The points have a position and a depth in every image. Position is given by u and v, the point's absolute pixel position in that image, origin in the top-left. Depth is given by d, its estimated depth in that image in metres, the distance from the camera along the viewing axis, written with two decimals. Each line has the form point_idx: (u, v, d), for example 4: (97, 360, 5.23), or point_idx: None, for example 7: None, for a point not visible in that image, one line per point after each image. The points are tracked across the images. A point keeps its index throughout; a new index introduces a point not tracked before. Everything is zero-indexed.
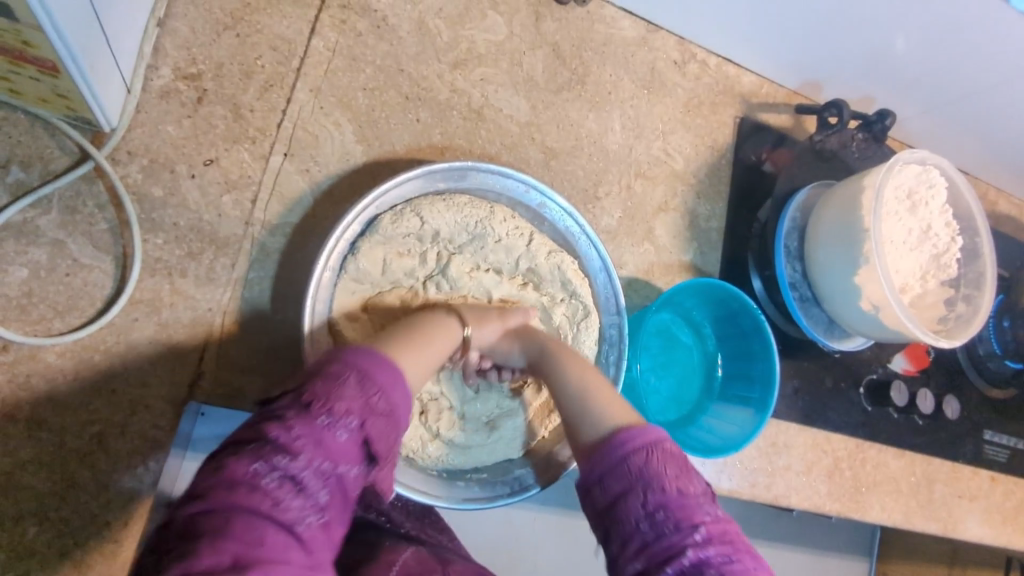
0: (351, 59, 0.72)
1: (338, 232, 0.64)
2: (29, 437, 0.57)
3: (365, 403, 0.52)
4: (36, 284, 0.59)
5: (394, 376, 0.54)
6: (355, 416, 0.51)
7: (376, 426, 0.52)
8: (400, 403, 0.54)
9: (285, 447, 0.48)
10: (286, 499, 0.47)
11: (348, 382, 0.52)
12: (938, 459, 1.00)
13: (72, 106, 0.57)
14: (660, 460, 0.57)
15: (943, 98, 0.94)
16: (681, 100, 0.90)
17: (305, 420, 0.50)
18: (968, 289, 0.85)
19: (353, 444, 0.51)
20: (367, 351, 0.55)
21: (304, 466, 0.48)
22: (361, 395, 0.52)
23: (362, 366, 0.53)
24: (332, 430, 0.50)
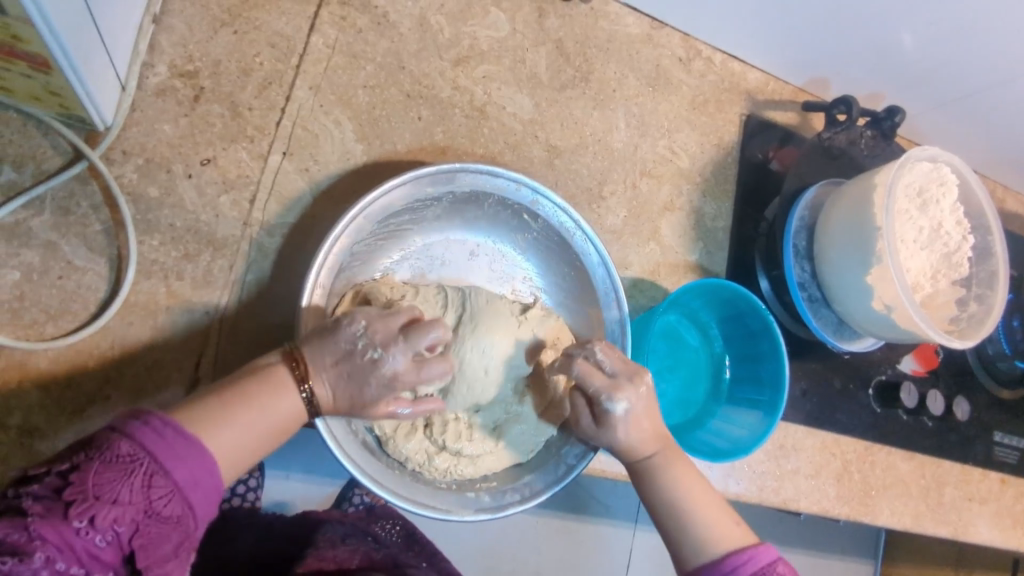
0: (352, 57, 0.71)
1: (328, 246, 0.61)
2: (21, 446, 0.56)
3: (142, 510, 0.46)
4: (29, 287, 0.57)
5: (197, 470, 0.48)
6: (124, 522, 0.45)
7: (150, 535, 0.46)
8: (197, 502, 0.48)
9: (27, 547, 0.42)
10: None
11: (132, 479, 0.46)
12: (949, 462, 0.99)
13: (65, 104, 0.56)
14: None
15: (951, 95, 0.93)
16: (686, 97, 0.89)
17: (56, 520, 0.44)
18: (980, 289, 0.83)
19: (111, 547, 0.45)
20: (177, 433, 0.48)
21: (45, 571, 0.43)
22: (142, 496, 0.46)
23: (158, 453, 0.47)
24: (88, 536, 0.44)
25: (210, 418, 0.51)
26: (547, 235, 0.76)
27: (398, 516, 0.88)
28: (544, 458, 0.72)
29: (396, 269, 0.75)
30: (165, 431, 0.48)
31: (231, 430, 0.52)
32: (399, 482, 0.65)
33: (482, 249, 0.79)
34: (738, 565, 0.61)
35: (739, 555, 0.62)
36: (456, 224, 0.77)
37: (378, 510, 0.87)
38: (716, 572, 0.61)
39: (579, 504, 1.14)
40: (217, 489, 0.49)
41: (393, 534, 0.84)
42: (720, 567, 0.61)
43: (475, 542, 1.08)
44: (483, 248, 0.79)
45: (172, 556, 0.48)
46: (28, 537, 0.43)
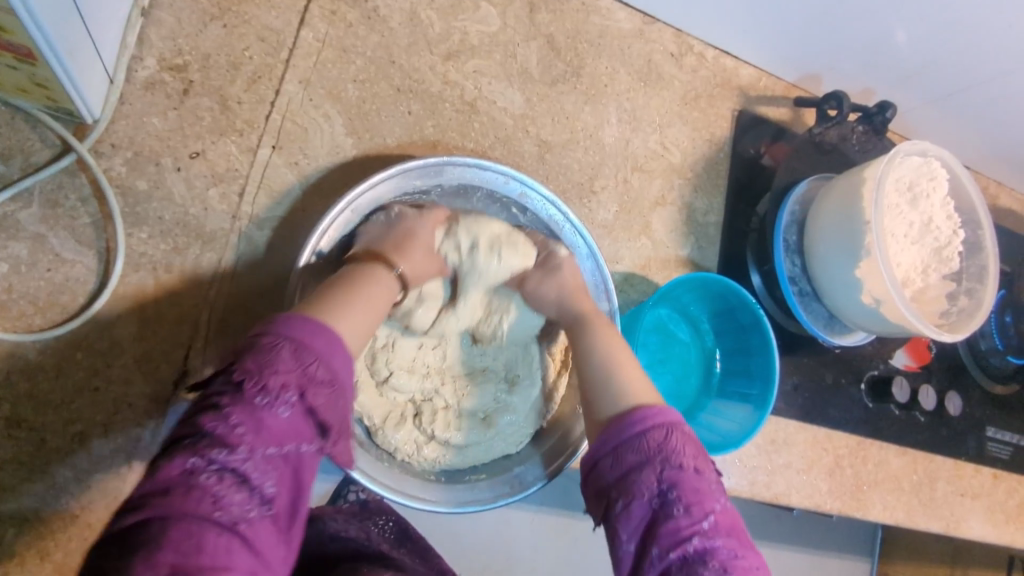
0: (341, 51, 0.71)
1: (314, 239, 0.61)
2: (9, 437, 0.56)
3: (301, 376, 0.50)
4: (16, 279, 0.57)
5: (334, 343, 0.53)
6: (294, 391, 0.50)
7: (317, 399, 0.51)
8: (341, 368, 0.53)
9: (231, 434, 0.47)
10: (228, 495, 0.45)
11: (281, 353, 0.50)
12: (941, 457, 0.99)
13: (52, 96, 0.56)
14: (679, 440, 0.57)
15: (942, 91, 0.93)
16: (678, 92, 0.89)
17: (242, 402, 0.48)
18: (969, 283, 0.84)
19: (294, 420, 0.50)
20: (305, 319, 0.53)
21: (249, 459, 0.47)
22: (297, 365, 0.50)
23: (299, 334, 0.51)
24: (271, 410, 0.49)
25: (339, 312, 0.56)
26: (535, 230, 0.75)
27: (392, 511, 0.85)
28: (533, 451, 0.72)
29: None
30: (297, 319, 0.53)
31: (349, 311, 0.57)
32: (387, 475, 0.65)
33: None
34: (642, 419, 0.58)
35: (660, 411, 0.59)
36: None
37: (371, 505, 0.85)
38: (619, 426, 0.59)
39: (573, 503, 1.14)
40: (353, 360, 0.55)
41: (388, 531, 0.82)
42: (628, 419, 0.58)
43: (470, 542, 1.08)
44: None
45: (335, 422, 0.54)
46: (227, 426, 0.47)
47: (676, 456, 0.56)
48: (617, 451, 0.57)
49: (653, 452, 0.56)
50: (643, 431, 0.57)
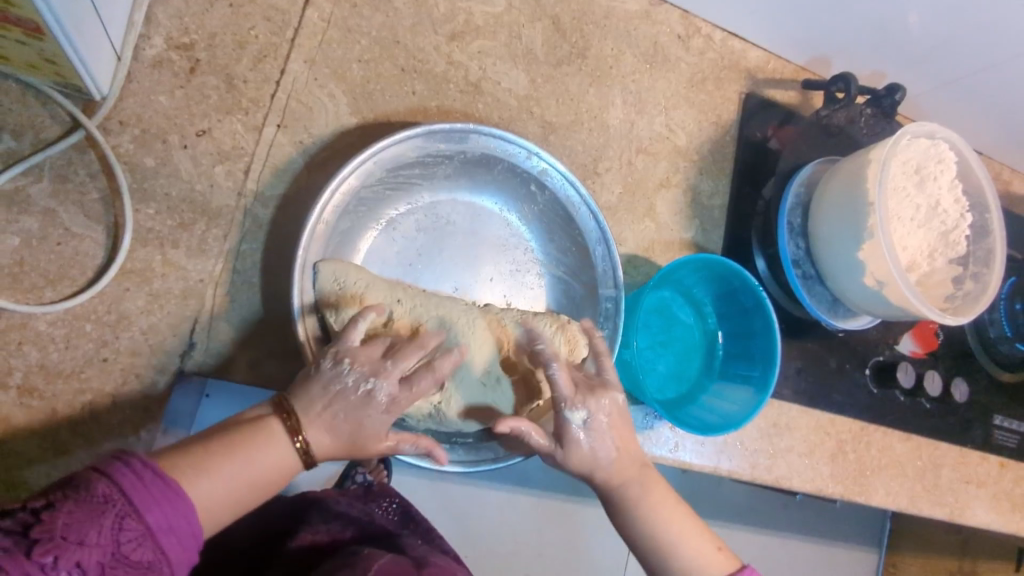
0: (346, 31, 0.71)
1: (333, 185, 0.64)
2: (22, 406, 0.58)
3: (110, 552, 0.45)
4: (28, 252, 0.59)
5: (174, 517, 0.47)
6: (97, 554, 0.45)
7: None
8: (171, 545, 0.47)
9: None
10: None
11: (107, 519, 0.45)
12: (946, 444, 0.98)
13: (61, 72, 0.57)
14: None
15: (955, 74, 0.92)
16: (685, 75, 0.88)
17: (23, 553, 0.42)
18: (976, 268, 0.83)
19: None
20: (156, 478, 0.48)
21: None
22: (113, 536, 0.45)
23: (138, 502, 0.46)
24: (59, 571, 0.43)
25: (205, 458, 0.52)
26: (554, 209, 0.78)
27: (397, 494, 0.88)
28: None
29: (400, 221, 0.74)
30: (145, 475, 0.47)
31: (209, 481, 0.51)
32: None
33: (487, 214, 0.79)
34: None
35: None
36: (464, 187, 0.77)
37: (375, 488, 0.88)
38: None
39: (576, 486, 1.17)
40: (192, 539, 0.49)
41: (391, 513, 0.84)
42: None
43: (474, 522, 1.11)
44: (490, 212, 0.79)
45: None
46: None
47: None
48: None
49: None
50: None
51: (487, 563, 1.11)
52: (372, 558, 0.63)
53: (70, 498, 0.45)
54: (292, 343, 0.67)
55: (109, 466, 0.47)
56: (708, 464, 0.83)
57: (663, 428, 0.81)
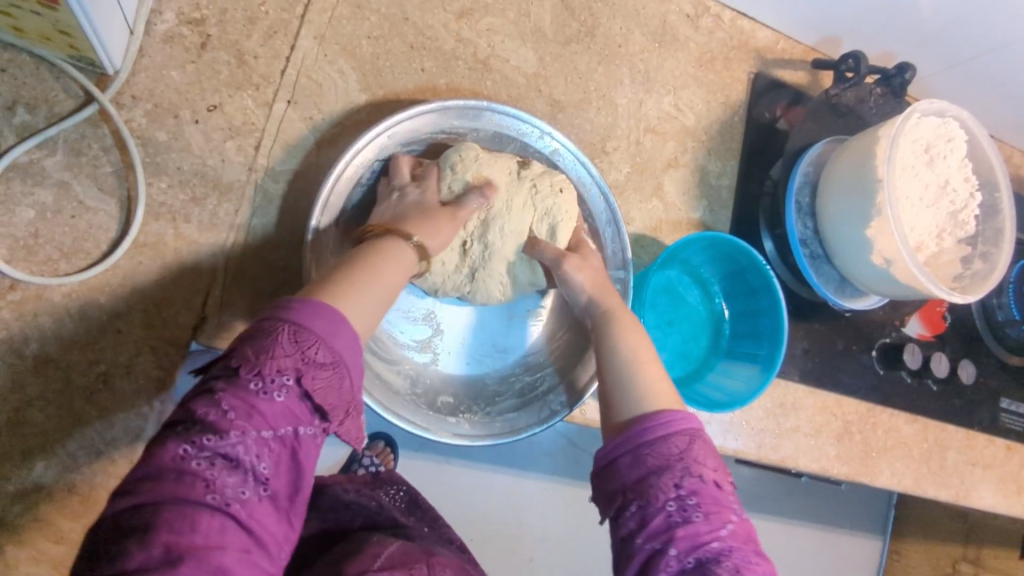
0: (356, 7, 0.71)
1: (349, 155, 0.64)
2: (37, 375, 0.59)
3: (300, 361, 0.46)
4: (43, 225, 0.59)
5: (339, 323, 0.48)
6: (292, 378, 0.45)
7: (315, 382, 0.46)
8: (346, 349, 0.48)
9: (223, 423, 0.43)
10: (219, 478, 0.42)
11: (281, 337, 0.45)
12: (952, 426, 0.98)
13: (74, 44, 0.57)
14: (654, 462, 0.53)
15: (965, 55, 0.91)
16: (693, 54, 0.88)
17: (238, 390, 0.44)
18: (984, 247, 0.83)
19: (290, 406, 0.46)
20: (310, 302, 0.48)
21: (242, 443, 0.43)
22: (296, 350, 0.46)
23: (299, 316, 0.47)
24: (266, 397, 0.45)
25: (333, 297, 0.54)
26: None
27: (403, 481, 0.88)
28: (531, 400, 0.74)
29: None
30: (296, 301, 0.48)
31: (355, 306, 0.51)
32: (387, 396, 0.67)
33: None
34: (654, 424, 0.55)
35: (660, 415, 0.55)
36: None
37: (383, 475, 0.86)
38: (635, 427, 0.55)
39: (583, 472, 1.18)
40: (360, 338, 0.49)
41: (398, 499, 0.86)
42: (649, 420, 0.55)
43: (482, 506, 1.11)
44: None
45: (339, 405, 0.48)
46: (216, 416, 0.43)
47: (696, 467, 0.53)
48: (604, 472, 0.55)
49: (653, 461, 0.53)
50: (620, 459, 0.54)
51: (494, 549, 1.12)
52: (382, 546, 0.63)
53: (249, 344, 0.45)
54: None
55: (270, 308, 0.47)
56: (714, 444, 0.83)
57: None
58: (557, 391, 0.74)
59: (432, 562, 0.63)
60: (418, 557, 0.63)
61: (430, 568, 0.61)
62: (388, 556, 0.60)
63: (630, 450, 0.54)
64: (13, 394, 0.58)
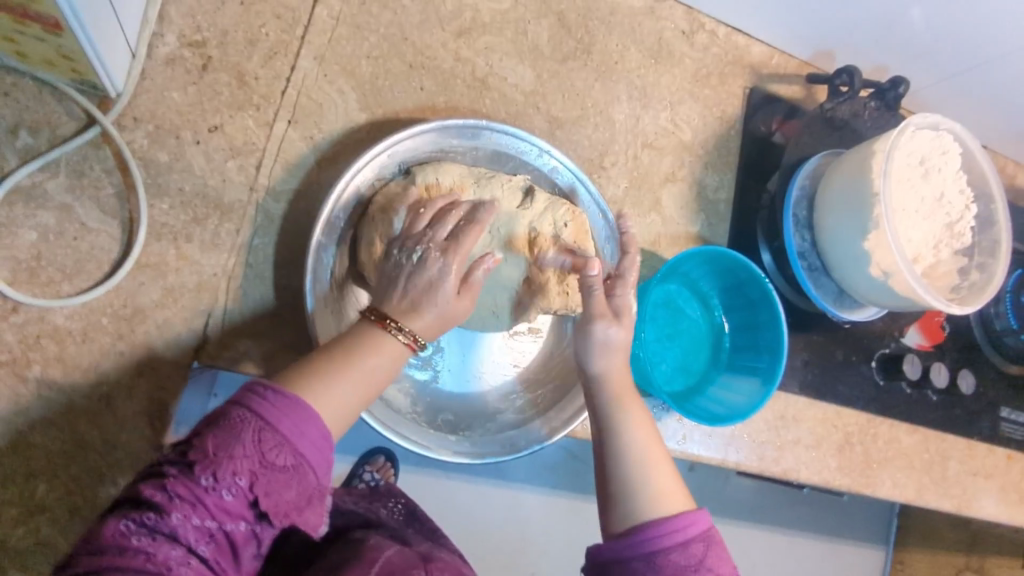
0: (355, 28, 0.72)
1: (350, 174, 0.64)
2: (39, 397, 0.58)
3: (258, 463, 0.47)
4: (45, 247, 0.60)
5: (302, 422, 0.49)
6: (244, 476, 0.47)
7: (271, 484, 0.48)
8: (308, 452, 0.49)
9: (167, 506, 0.45)
10: (161, 552, 0.45)
11: (243, 435, 0.47)
12: (953, 437, 0.98)
13: (77, 68, 0.58)
14: (663, 567, 0.55)
15: (957, 68, 0.92)
16: (689, 70, 0.89)
17: (188, 479, 0.46)
18: (981, 258, 0.84)
19: (240, 502, 0.47)
20: (279, 395, 0.50)
21: (183, 527, 0.46)
22: (255, 449, 0.47)
23: (266, 414, 0.49)
24: (216, 492, 0.47)
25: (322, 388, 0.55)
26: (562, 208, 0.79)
27: (403, 495, 0.89)
28: (530, 417, 0.74)
29: None
30: (269, 395, 0.50)
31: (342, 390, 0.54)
32: (389, 414, 0.67)
33: None
34: (662, 534, 0.56)
35: (666, 522, 0.57)
36: None
37: (382, 489, 0.89)
38: (645, 538, 0.56)
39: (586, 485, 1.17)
40: (326, 441, 0.51)
41: (396, 512, 0.85)
42: (656, 531, 0.56)
43: (484, 521, 1.11)
44: None
45: (293, 502, 0.49)
46: (163, 497, 0.45)
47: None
48: (608, 573, 0.57)
49: (669, 569, 0.55)
50: (628, 563, 0.56)
51: (496, 563, 1.12)
52: (379, 551, 0.62)
53: (209, 433, 0.48)
54: (303, 336, 0.68)
55: (238, 398, 0.50)
56: (715, 457, 0.83)
57: (671, 420, 0.82)
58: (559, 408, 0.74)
59: (429, 568, 0.62)
60: (416, 563, 0.62)
61: (428, 574, 0.61)
62: (385, 563, 0.60)
63: (643, 556, 0.56)
64: (15, 416, 0.58)
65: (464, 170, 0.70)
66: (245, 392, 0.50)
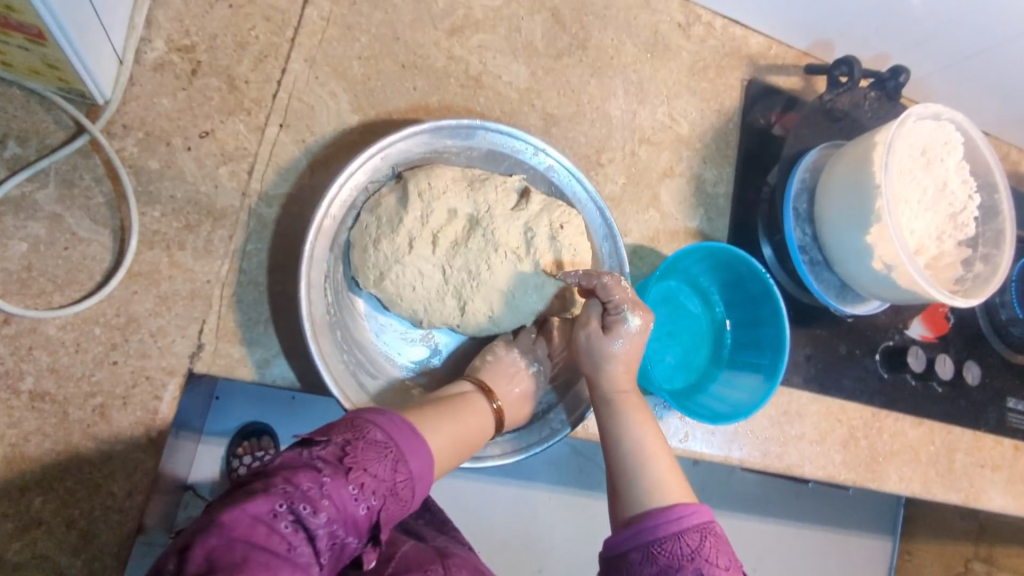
0: (346, 28, 0.71)
1: (342, 179, 0.64)
2: (33, 410, 0.58)
3: (388, 488, 0.54)
4: (36, 257, 0.59)
5: (422, 465, 0.56)
6: (374, 495, 0.53)
7: (389, 511, 0.54)
8: (417, 491, 0.56)
9: (320, 501, 0.49)
10: (298, 544, 0.48)
11: (382, 458, 0.54)
12: (959, 428, 0.97)
13: (64, 77, 0.57)
14: (711, 548, 0.56)
15: (958, 55, 0.91)
16: (686, 63, 0.88)
17: (338, 483, 0.51)
18: (985, 248, 0.83)
19: (365, 519, 0.52)
20: (411, 432, 0.57)
21: (323, 528, 0.50)
22: (390, 474, 0.54)
23: (400, 446, 0.55)
24: (356, 502, 0.51)
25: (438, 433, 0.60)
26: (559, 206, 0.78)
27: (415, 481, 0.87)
28: (529, 420, 0.75)
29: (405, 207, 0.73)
30: (404, 430, 0.56)
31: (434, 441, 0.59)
32: None
33: None
34: (662, 521, 0.57)
35: (672, 510, 0.58)
36: None
37: None
38: (645, 522, 0.58)
39: (589, 480, 1.17)
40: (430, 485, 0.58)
41: None
42: (655, 518, 0.57)
43: (487, 517, 1.11)
44: None
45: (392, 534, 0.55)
46: (317, 492, 0.50)
47: (707, 566, 0.55)
48: (648, 550, 0.56)
49: (670, 557, 0.55)
50: (678, 535, 0.56)
51: (502, 561, 1.12)
52: (395, 546, 0.62)
53: (361, 446, 0.53)
54: (299, 342, 0.67)
55: (370, 420, 0.56)
56: (718, 454, 0.82)
57: (673, 418, 0.81)
58: (558, 409, 0.75)
59: (445, 563, 0.62)
60: (432, 558, 0.62)
61: (446, 569, 0.60)
62: (401, 560, 0.60)
63: (645, 544, 0.56)
64: (8, 429, 0.57)
65: (457, 174, 0.69)
66: (367, 419, 0.56)
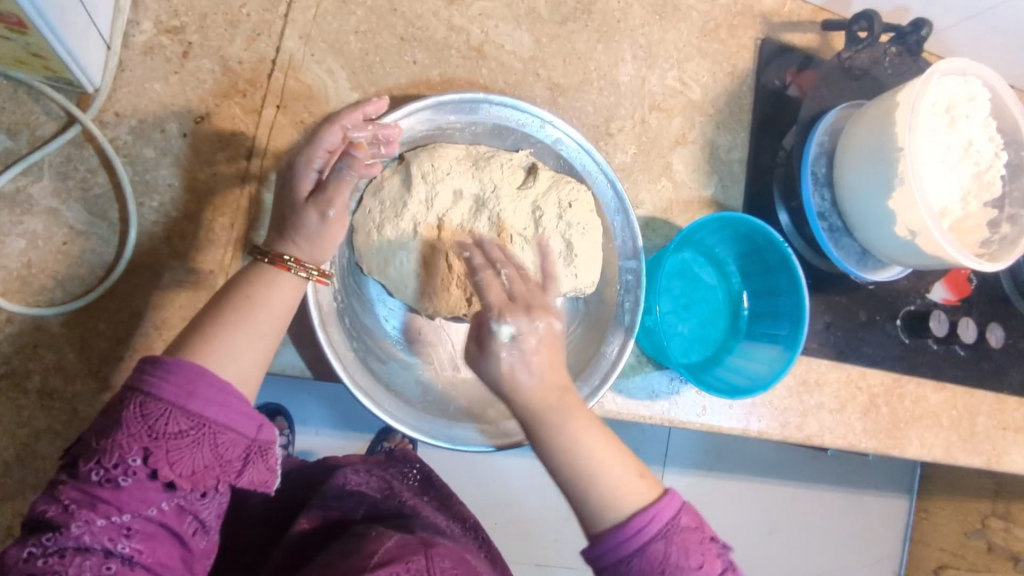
0: (341, 2, 0.68)
1: None
2: (42, 408, 0.58)
3: (147, 435, 0.46)
4: (35, 254, 0.58)
5: (187, 382, 0.47)
6: (137, 454, 0.46)
7: (172, 451, 0.46)
8: (205, 409, 0.48)
9: (65, 516, 0.44)
10: (72, 565, 0.44)
11: (126, 415, 0.46)
12: (982, 391, 0.95)
13: (49, 66, 0.55)
14: (680, 550, 0.53)
15: (983, 4, 0.86)
16: (696, 24, 0.84)
17: (81, 482, 0.45)
18: (1011, 209, 0.79)
19: (144, 484, 0.46)
20: (154, 367, 0.48)
21: (89, 532, 0.45)
22: (143, 424, 0.46)
23: (144, 387, 0.47)
24: (113, 480, 0.45)
25: (224, 326, 0.52)
26: None
27: (418, 461, 0.89)
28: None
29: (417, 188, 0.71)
30: (144, 370, 0.48)
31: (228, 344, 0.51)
32: (398, 405, 0.65)
33: None
34: (628, 538, 0.53)
35: (632, 524, 0.53)
36: None
37: (397, 455, 0.89)
38: (607, 542, 0.53)
39: None
40: (226, 396, 0.49)
41: (411, 480, 0.85)
42: (620, 534, 0.53)
43: (501, 489, 1.12)
44: None
45: (212, 464, 0.48)
46: (83, 499, 0.45)
47: (680, 573, 0.52)
48: (620, 568, 0.53)
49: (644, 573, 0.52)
50: (642, 549, 0.53)
51: (518, 531, 1.13)
52: (379, 542, 0.61)
53: (92, 429, 0.47)
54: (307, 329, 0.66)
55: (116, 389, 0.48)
56: (737, 426, 0.81)
57: (689, 393, 0.80)
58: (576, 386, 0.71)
59: (430, 554, 0.60)
60: (416, 548, 0.61)
61: (429, 559, 0.59)
62: (383, 552, 0.59)
63: (619, 563, 0.53)
64: (20, 429, 0.57)
65: (461, 152, 0.67)
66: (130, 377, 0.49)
